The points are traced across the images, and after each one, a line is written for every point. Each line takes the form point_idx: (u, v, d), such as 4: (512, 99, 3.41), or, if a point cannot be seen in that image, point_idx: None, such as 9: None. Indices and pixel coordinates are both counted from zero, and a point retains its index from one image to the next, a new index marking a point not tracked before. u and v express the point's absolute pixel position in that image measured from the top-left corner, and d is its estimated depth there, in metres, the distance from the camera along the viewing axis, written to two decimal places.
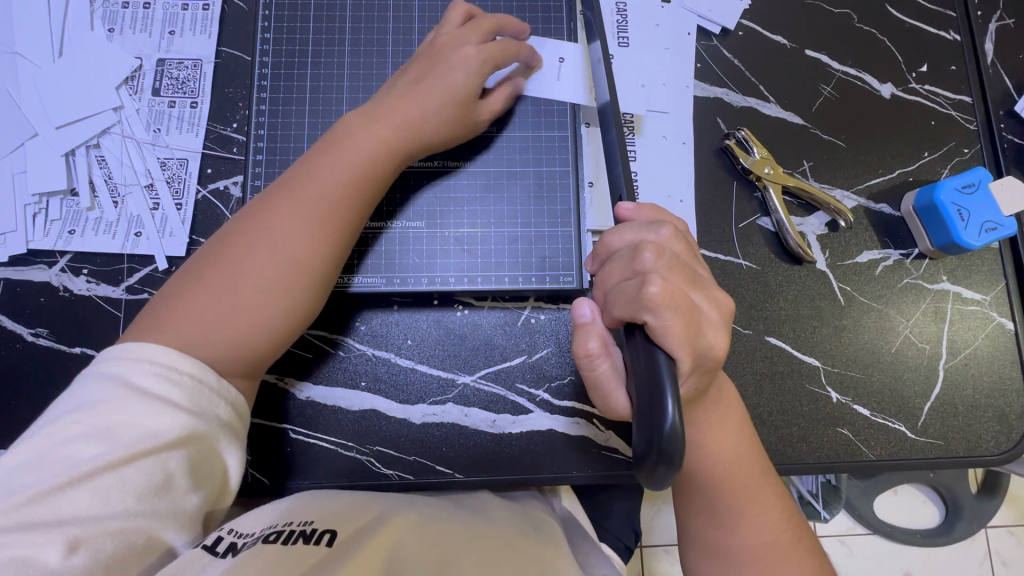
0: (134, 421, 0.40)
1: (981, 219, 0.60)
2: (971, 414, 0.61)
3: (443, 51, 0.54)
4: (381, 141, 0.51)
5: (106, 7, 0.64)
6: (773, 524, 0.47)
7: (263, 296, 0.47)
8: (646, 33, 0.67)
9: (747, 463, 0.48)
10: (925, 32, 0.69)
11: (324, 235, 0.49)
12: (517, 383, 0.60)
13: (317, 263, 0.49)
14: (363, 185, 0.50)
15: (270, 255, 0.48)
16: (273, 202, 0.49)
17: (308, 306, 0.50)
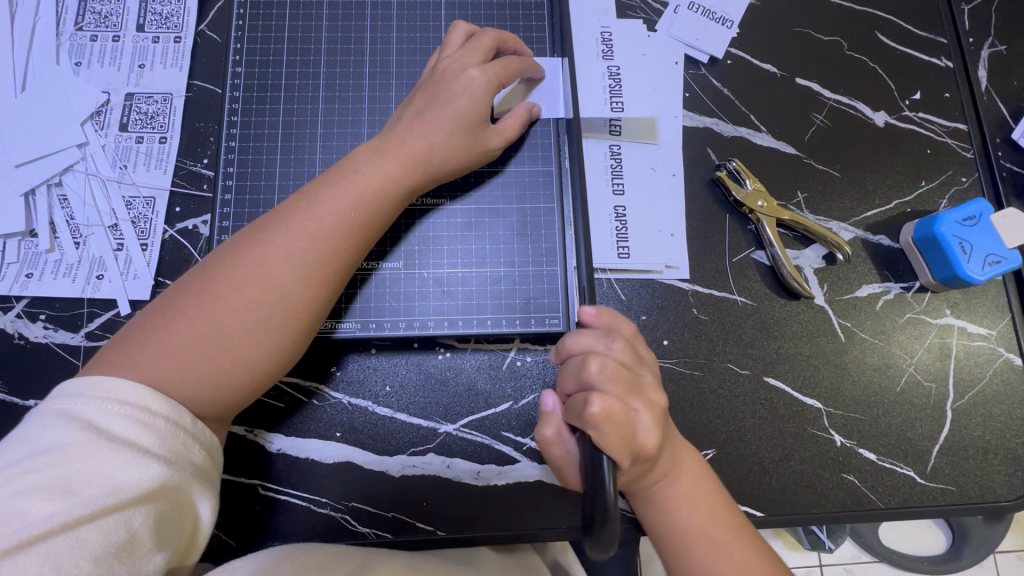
0: (99, 471, 0.36)
1: (984, 252, 0.57)
2: (982, 456, 0.58)
3: (449, 75, 0.51)
4: (391, 174, 0.49)
5: (74, 41, 0.62)
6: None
7: (247, 334, 0.44)
8: (633, 63, 0.65)
9: (717, 518, 0.45)
10: (917, 60, 0.67)
11: (319, 273, 0.46)
12: (503, 432, 0.56)
13: (309, 303, 0.46)
14: (365, 223, 0.47)
15: (260, 292, 0.44)
16: (269, 230, 0.46)
17: (295, 348, 0.46)
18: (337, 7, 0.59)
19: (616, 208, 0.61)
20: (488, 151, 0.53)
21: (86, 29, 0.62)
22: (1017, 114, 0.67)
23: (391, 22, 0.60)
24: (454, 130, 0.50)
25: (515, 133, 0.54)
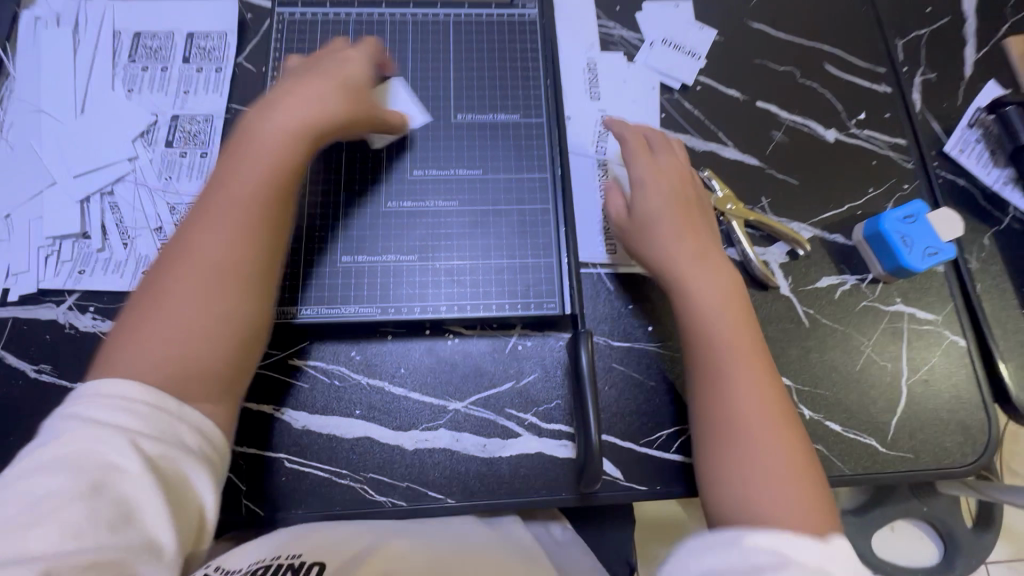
0: (101, 454, 0.41)
1: (922, 245, 0.66)
2: (935, 427, 0.64)
3: (345, 63, 0.60)
4: (291, 139, 0.54)
5: (127, 71, 0.71)
6: (750, 367, 0.54)
7: (199, 307, 0.48)
8: (616, 88, 0.74)
9: (731, 310, 0.57)
10: (860, 86, 0.78)
11: (250, 231, 0.50)
12: (506, 408, 0.62)
13: (253, 260, 0.50)
14: (277, 184, 0.52)
15: (200, 266, 0.49)
16: (192, 223, 0.50)
17: (254, 305, 0.50)
18: (359, 40, 0.68)
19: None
20: (375, 117, 0.60)
21: (138, 61, 0.71)
22: (950, 130, 0.77)
23: (407, 48, 0.68)
24: (343, 96, 0.57)
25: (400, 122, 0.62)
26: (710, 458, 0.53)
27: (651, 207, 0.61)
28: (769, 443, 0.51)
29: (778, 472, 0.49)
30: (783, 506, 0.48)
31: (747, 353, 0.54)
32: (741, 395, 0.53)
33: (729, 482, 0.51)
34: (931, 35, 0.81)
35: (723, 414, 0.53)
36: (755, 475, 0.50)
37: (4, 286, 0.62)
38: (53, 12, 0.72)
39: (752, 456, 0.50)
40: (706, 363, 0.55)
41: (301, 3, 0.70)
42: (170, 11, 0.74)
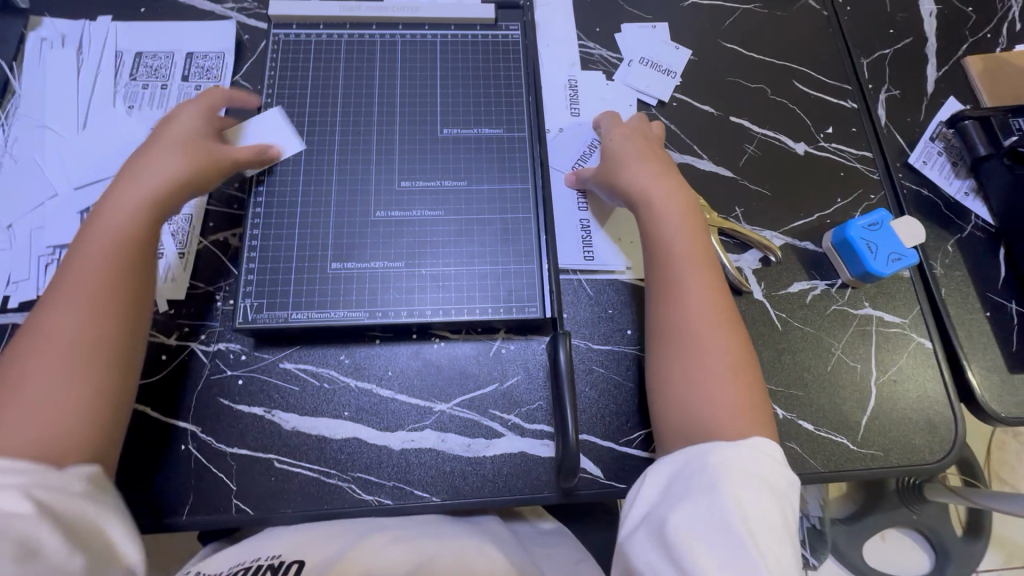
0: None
1: (887, 250, 0.69)
2: (904, 426, 0.67)
3: (165, 122, 0.63)
4: (131, 206, 0.57)
5: (129, 89, 0.74)
6: (707, 298, 0.59)
7: (61, 379, 0.49)
8: (595, 104, 0.78)
9: (693, 245, 0.62)
10: (828, 101, 0.82)
11: (102, 297, 0.53)
12: (490, 409, 0.64)
13: (116, 320, 0.53)
14: (110, 254, 0.55)
15: (70, 340, 0.51)
16: (44, 308, 0.52)
17: (116, 363, 0.52)
18: (351, 59, 0.72)
19: (583, 221, 0.71)
20: (224, 156, 0.62)
21: (139, 79, 0.75)
22: (913, 143, 0.81)
23: (395, 71, 0.72)
24: (177, 152, 0.60)
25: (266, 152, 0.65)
26: (664, 378, 0.58)
27: (629, 167, 0.67)
28: (719, 366, 0.57)
29: (724, 392, 0.56)
30: (724, 421, 0.54)
31: (702, 277, 0.60)
32: (698, 323, 0.58)
33: (679, 403, 0.57)
34: (894, 54, 0.86)
35: (680, 339, 0.58)
36: (703, 392, 0.56)
37: (5, 294, 0.63)
38: (58, 33, 0.76)
39: (702, 378, 0.56)
40: (669, 293, 0.60)
41: (295, 24, 0.73)
42: (171, 32, 0.78)
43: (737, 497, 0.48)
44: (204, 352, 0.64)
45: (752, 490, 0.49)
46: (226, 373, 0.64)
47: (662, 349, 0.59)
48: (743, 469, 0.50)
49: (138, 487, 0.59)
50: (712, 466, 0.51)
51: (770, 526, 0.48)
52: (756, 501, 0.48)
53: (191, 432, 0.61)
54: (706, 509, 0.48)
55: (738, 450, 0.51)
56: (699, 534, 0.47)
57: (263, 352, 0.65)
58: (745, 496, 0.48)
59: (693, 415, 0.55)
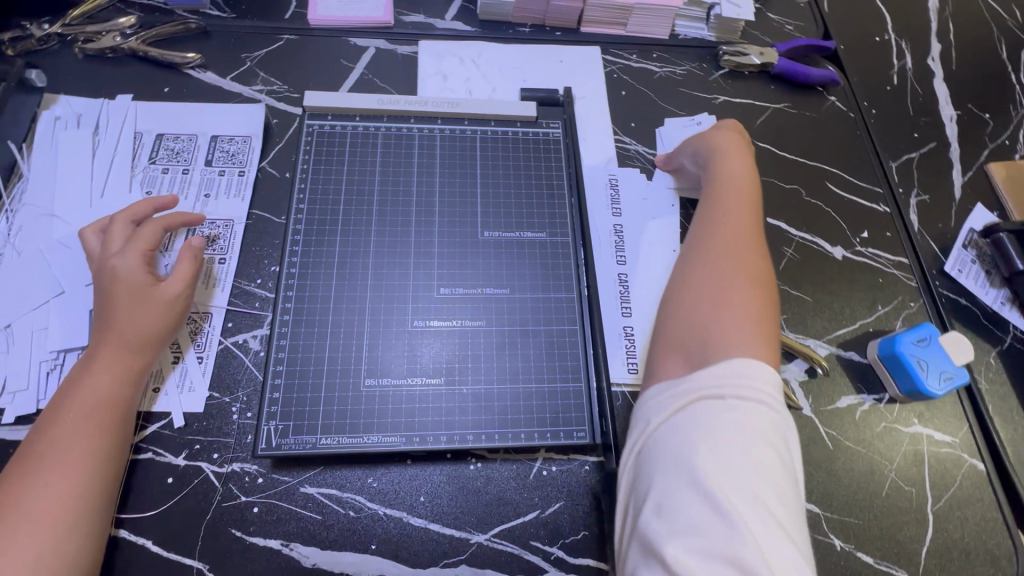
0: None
1: (937, 368, 0.67)
2: (964, 557, 0.63)
3: (106, 268, 0.59)
4: (115, 363, 0.56)
5: (147, 173, 0.70)
6: (740, 235, 0.62)
7: (22, 562, 0.47)
8: (635, 203, 0.75)
9: (737, 196, 0.66)
10: (861, 204, 0.82)
11: (73, 469, 0.51)
12: (531, 540, 0.59)
13: (93, 492, 0.51)
14: (104, 427, 0.54)
15: (50, 518, 0.49)
16: (9, 479, 0.50)
17: (81, 538, 0.50)
18: (388, 154, 0.69)
19: (625, 328, 0.66)
20: (178, 297, 0.60)
21: (159, 163, 0.71)
22: (947, 249, 0.81)
23: (434, 168, 0.69)
24: (142, 296, 0.59)
25: (191, 265, 0.62)
26: (682, 294, 0.59)
27: (721, 125, 0.74)
28: (735, 287, 0.57)
29: (735, 313, 0.54)
30: (728, 336, 0.52)
31: (740, 224, 0.63)
32: (726, 253, 0.60)
33: (688, 313, 0.57)
34: (921, 158, 0.87)
35: (707, 264, 0.60)
36: (713, 307, 0.55)
37: None
38: (74, 113, 0.72)
39: (717, 291, 0.57)
40: (705, 235, 0.63)
41: (330, 115, 0.71)
42: (195, 114, 0.74)
43: (712, 463, 0.43)
44: (216, 474, 0.58)
45: (738, 447, 0.43)
46: (241, 498, 0.57)
47: (686, 273, 0.61)
48: (723, 430, 0.45)
49: None
50: (688, 431, 0.46)
51: (756, 490, 0.42)
52: (739, 462, 0.43)
53: (197, 569, 0.55)
54: (680, 488, 0.43)
55: (719, 396, 0.47)
56: (676, 525, 0.41)
57: (283, 474, 0.59)
58: (729, 454, 0.43)
59: (704, 335, 0.53)
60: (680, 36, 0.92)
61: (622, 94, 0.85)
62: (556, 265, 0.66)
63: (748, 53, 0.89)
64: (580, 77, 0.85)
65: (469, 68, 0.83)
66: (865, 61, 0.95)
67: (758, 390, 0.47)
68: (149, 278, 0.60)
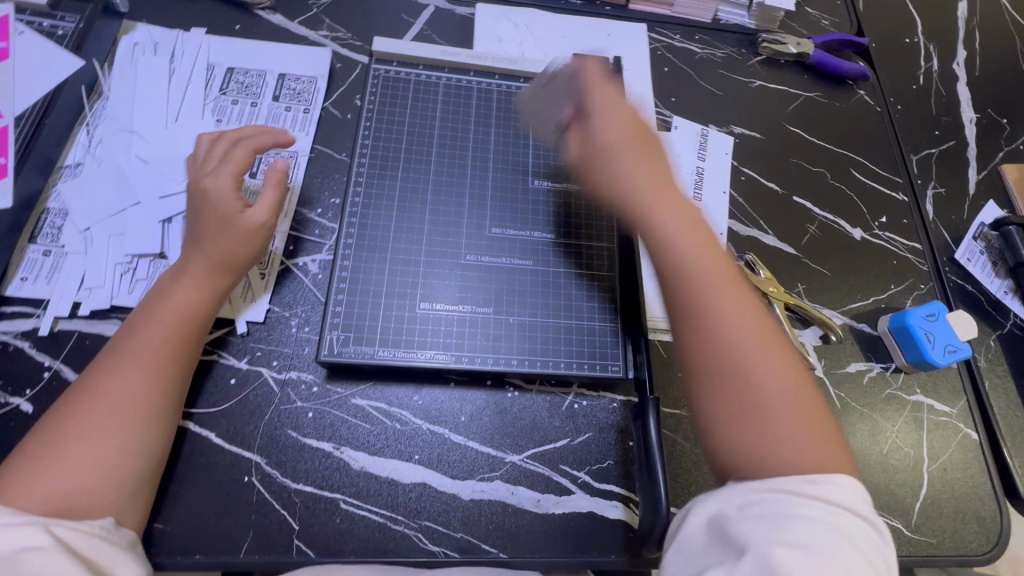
0: (14, 542, 0.44)
1: (943, 342, 0.72)
2: (953, 514, 0.69)
3: (200, 189, 0.62)
4: (197, 283, 0.59)
5: (218, 102, 0.74)
6: (751, 326, 0.53)
7: (103, 441, 0.51)
8: (672, 160, 0.82)
9: (719, 272, 0.55)
10: (882, 191, 0.87)
11: (154, 370, 0.55)
12: (561, 464, 0.63)
13: (167, 391, 0.55)
14: (183, 334, 0.57)
15: (128, 406, 0.53)
16: (96, 368, 0.55)
17: (155, 429, 0.54)
18: (448, 102, 0.73)
19: None
20: (262, 224, 0.63)
21: (229, 94, 0.75)
22: (958, 239, 0.86)
23: (490, 119, 0.73)
24: (230, 222, 0.61)
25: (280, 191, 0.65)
26: (706, 410, 0.52)
27: (616, 161, 0.59)
28: (778, 392, 0.50)
29: (787, 423, 0.49)
30: (787, 449, 0.48)
31: (740, 313, 0.53)
32: (742, 355, 0.51)
33: (730, 437, 0.50)
34: (940, 154, 0.92)
35: (725, 368, 0.51)
36: (753, 430, 0.49)
37: (76, 299, 0.62)
38: (151, 40, 0.75)
39: (757, 408, 0.50)
40: (708, 333, 0.52)
41: (396, 61, 0.75)
42: (264, 51, 0.78)
43: (796, 551, 0.42)
44: (275, 380, 0.62)
45: (825, 541, 0.43)
46: (297, 404, 0.62)
47: (697, 385, 0.52)
48: (811, 518, 0.44)
49: (195, 518, 0.57)
50: (771, 504, 0.45)
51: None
52: (824, 559, 0.42)
53: (256, 463, 0.59)
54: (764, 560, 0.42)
55: (810, 492, 0.46)
56: None
57: (336, 385, 0.63)
58: (816, 543, 0.43)
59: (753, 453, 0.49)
60: (723, 21, 0.96)
61: (665, 70, 0.90)
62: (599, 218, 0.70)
63: (786, 42, 0.93)
64: (626, 50, 0.89)
65: (522, 33, 0.87)
66: (893, 61, 0.99)
67: (840, 496, 0.46)
68: (238, 205, 0.62)
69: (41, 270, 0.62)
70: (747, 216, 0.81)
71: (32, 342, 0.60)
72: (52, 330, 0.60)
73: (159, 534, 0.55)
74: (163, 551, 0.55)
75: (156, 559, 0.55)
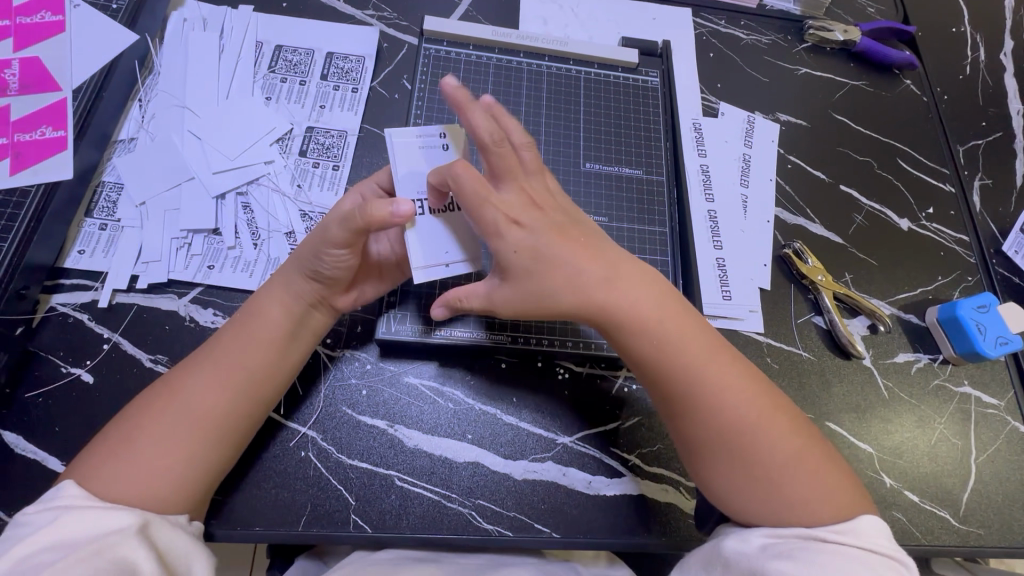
0: (104, 525, 0.45)
1: (994, 334, 0.72)
2: (1000, 506, 0.68)
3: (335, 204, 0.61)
4: (282, 301, 0.58)
5: (267, 80, 0.74)
6: (749, 398, 0.53)
7: (173, 442, 0.51)
8: (718, 147, 0.81)
9: (693, 346, 0.54)
10: (928, 182, 0.86)
11: (228, 376, 0.55)
12: (612, 447, 0.63)
13: (237, 407, 0.55)
14: (263, 351, 0.56)
15: (202, 414, 0.53)
16: (184, 368, 0.56)
17: (223, 439, 0.54)
18: (498, 83, 0.73)
19: (718, 259, 0.75)
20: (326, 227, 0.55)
21: (278, 72, 0.74)
22: (1005, 232, 0.85)
23: (540, 101, 0.73)
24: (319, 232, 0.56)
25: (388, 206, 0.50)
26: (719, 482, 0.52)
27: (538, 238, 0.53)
28: (786, 460, 0.51)
29: (799, 481, 0.50)
30: (808, 501, 0.49)
31: (724, 385, 0.53)
32: (736, 426, 0.52)
33: (748, 503, 0.51)
34: (987, 145, 0.91)
35: (728, 442, 0.52)
36: (771, 495, 0.50)
37: (132, 273, 0.62)
38: (200, 16, 0.75)
39: (770, 484, 0.50)
40: (700, 409, 0.53)
41: (446, 41, 0.74)
42: (311, 29, 0.78)
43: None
44: (330, 357, 0.63)
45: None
46: (352, 381, 0.62)
47: (703, 461, 0.53)
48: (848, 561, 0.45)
49: (252, 492, 0.57)
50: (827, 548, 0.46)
51: None
52: None
53: (312, 438, 0.60)
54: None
55: (868, 547, 0.46)
56: None
57: (389, 363, 0.64)
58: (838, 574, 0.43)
59: (775, 510, 0.50)
60: (768, 6, 0.94)
61: (710, 56, 0.88)
62: (648, 203, 0.70)
63: (833, 29, 0.92)
64: (671, 35, 0.88)
65: (568, 16, 0.86)
66: (939, 50, 0.98)
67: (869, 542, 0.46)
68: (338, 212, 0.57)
69: (98, 244, 0.62)
70: (796, 205, 0.80)
71: (90, 314, 0.60)
72: (110, 303, 0.61)
73: (219, 506, 0.56)
74: (224, 523, 0.56)
75: (217, 532, 0.55)
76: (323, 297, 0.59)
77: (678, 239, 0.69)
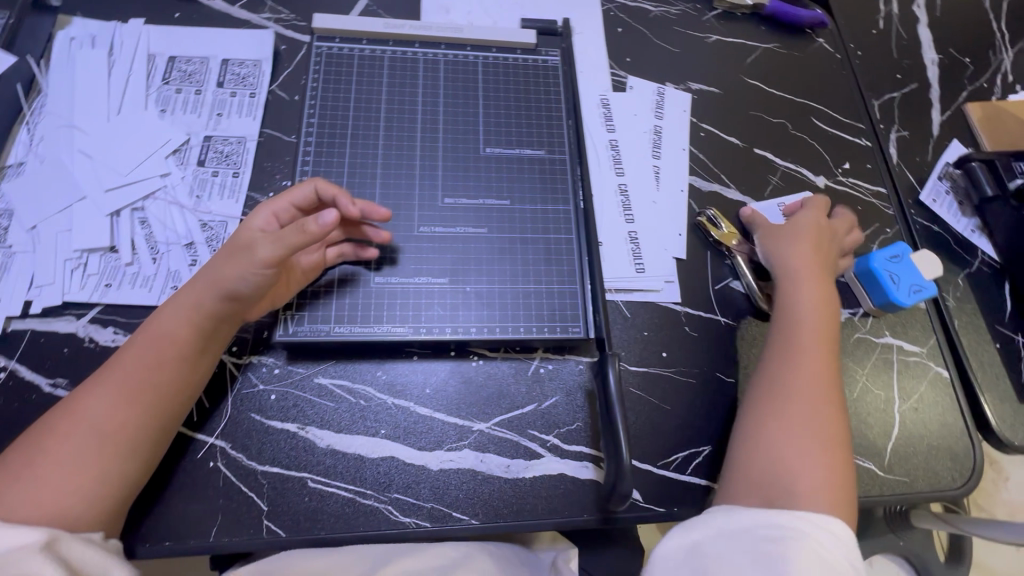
0: (11, 541, 0.46)
1: (909, 282, 0.72)
2: (924, 451, 0.69)
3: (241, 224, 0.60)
4: (185, 313, 0.57)
5: (161, 92, 0.72)
6: (813, 385, 0.58)
7: (76, 462, 0.51)
8: (628, 121, 0.81)
9: (821, 326, 0.62)
10: (843, 138, 0.86)
11: (134, 392, 0.54)
12: (529, 429, 0.63)
13: (144, 424, 0.54)
14: (166, 363, 0.55)
15: (105, 431, 0.52)
16: (84, 387, 0.55)
17: (128, 454, 0.53)
18: (393, 76, 0.72)
19: (630, 233, 0.75)
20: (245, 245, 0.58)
21: (172, 83, 0.73)
22: (923, 181, 0.85)
23: (437, 91, 0.73)
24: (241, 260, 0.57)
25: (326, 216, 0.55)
26: (753, 436, 0.57)
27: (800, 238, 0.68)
28: (811, 447, 0.55)
29: (812, 471, 0.54)
30: (809, 490, 0.53)
31: (816, 357, 0.60)
32: (797, 399, 0.57)
33: (766, 467, 0.55)
34: (902, 98, 0.91)
35: (782, 410, 0.57)
36: (789, 465, 0.54)
37: (26, 298, 0.61)
38: (88, 34, 0.74)
39: (780, 432, 0.56)
40: (788, 359, 0.60)
41: (338, 37, 0.74)
42: (205, 37, 0.77)
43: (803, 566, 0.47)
44: (236, 365, 0.62)
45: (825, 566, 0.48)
46: (260, 386, 0.62)
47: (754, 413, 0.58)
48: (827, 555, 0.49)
49: (161, 507, 0.56)
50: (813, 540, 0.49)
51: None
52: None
53: (220, 448, 0.59)
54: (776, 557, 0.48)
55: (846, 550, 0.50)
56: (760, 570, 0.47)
57: (298, 365, 0.63)
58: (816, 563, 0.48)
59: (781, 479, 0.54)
60: None
61: (618, 31, 0.88)
62: (551, 184, 0.71)
63: None
64: (577, 14, 0.88)
65: (469, 3, 0.85)
66: (850, 6, 0.98)
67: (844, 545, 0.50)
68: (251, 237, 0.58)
69: None
70: (710, 172, 0.80)
71: None
72: (5, 331, 0.60)
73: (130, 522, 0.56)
74: (134, 540, 0.55)
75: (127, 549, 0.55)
76: (236, 312, 0.59)
77: (584, 216, 0.70)
